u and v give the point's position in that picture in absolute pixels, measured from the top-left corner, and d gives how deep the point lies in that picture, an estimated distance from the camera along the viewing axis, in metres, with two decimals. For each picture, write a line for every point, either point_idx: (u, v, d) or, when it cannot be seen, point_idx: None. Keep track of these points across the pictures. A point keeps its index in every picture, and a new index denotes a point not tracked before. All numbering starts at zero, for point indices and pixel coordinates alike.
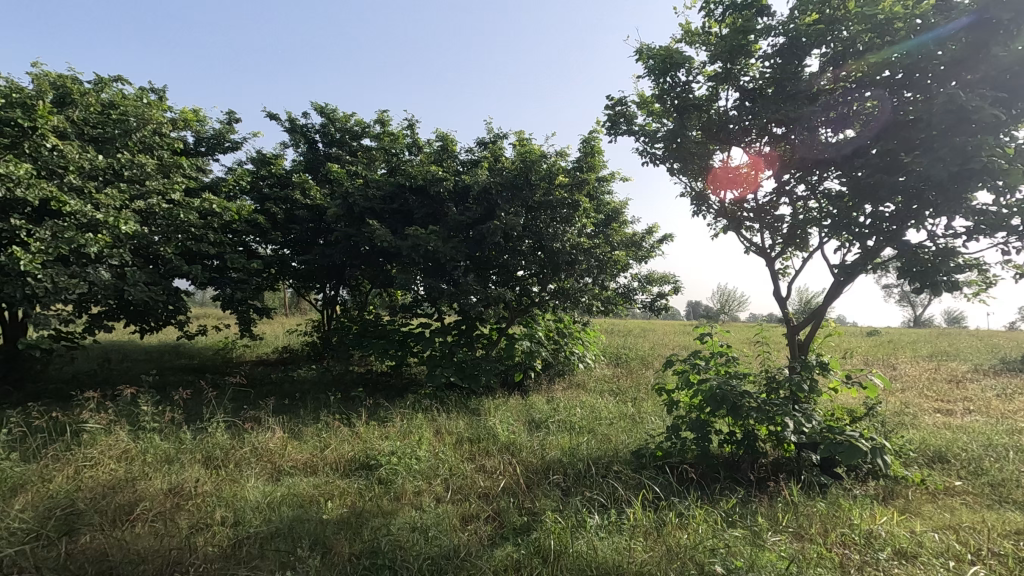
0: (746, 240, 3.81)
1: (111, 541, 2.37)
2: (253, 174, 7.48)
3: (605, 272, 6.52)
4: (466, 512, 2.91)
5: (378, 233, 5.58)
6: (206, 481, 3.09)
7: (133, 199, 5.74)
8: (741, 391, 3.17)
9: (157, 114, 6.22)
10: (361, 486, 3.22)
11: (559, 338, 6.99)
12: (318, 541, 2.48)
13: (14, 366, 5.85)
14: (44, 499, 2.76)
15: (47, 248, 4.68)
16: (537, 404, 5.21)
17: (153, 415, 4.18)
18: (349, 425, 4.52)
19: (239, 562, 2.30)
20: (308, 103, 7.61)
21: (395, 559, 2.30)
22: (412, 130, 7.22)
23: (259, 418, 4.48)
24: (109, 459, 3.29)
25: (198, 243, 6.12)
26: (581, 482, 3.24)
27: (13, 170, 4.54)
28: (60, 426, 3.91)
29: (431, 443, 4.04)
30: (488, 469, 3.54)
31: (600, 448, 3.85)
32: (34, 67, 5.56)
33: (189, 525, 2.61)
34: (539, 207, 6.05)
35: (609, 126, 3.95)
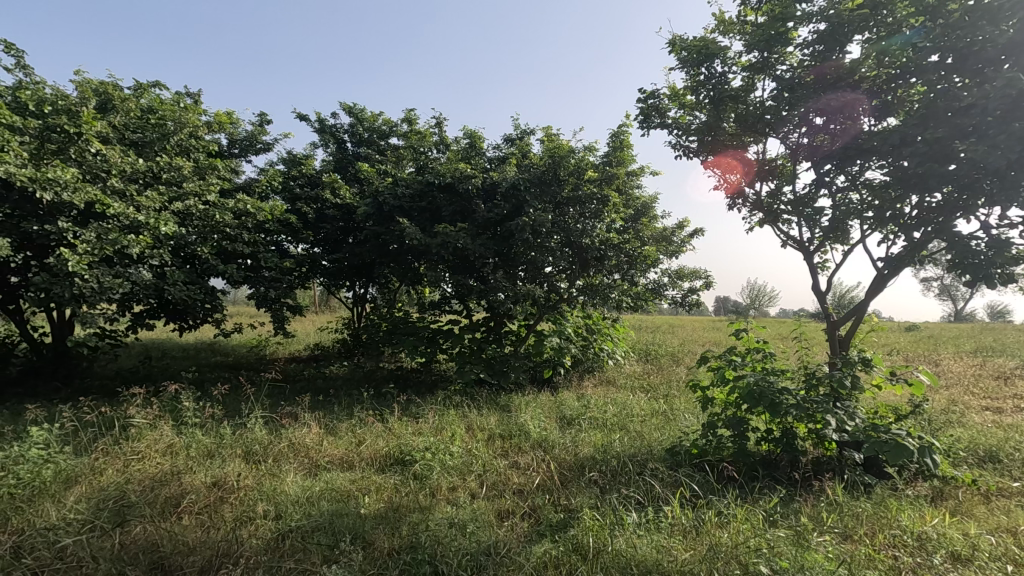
0: (783, 234, 3.71)
1: (161, 531, 2.45)
2: (284, 174, 7.63)
3: (634, 267, 6.45)
4: (502, 509, 2.92)
5: (407, 231, 5.62)
6: (247, 475, 3.16)
7: (171, 200, 5.92)
8: (779, 387, 3.10)
9: (194, 117, 6.39)
10: (396, 481, 3.26)
11: (588, 334, 6.93)
12: (358, 535, 2.52)
13: (62, 364, 6.09)
14: (96, 491, 2.86)
15: (92, 249, 4.86)
16: (568, 401, 5.18)
17: (194, 410, 4.30)
18: (382, 420, 4.58)
19: (283, 555, 2.35)
20: (337, 104, 7.72)
21: (434, 554, 2.32)
22: (439, 128, 7.27)
23: (295, 414, 4.56)
24: (155, 454, 3.39)
25: (233, 244, 6.27)
26: (615, 480, 3.22)
27: (60, 174, 4.71)
28: (108, 421, 4.06)
29: (463, 440, 4.06)
30: (522, 466, 3.54)
31: (633, 445, 3.82)
32: (78, 76, 5.77)
33: (234, 518, 2.68)
34: (568, 203, 6.02)
35: (641, 120, 3.89)
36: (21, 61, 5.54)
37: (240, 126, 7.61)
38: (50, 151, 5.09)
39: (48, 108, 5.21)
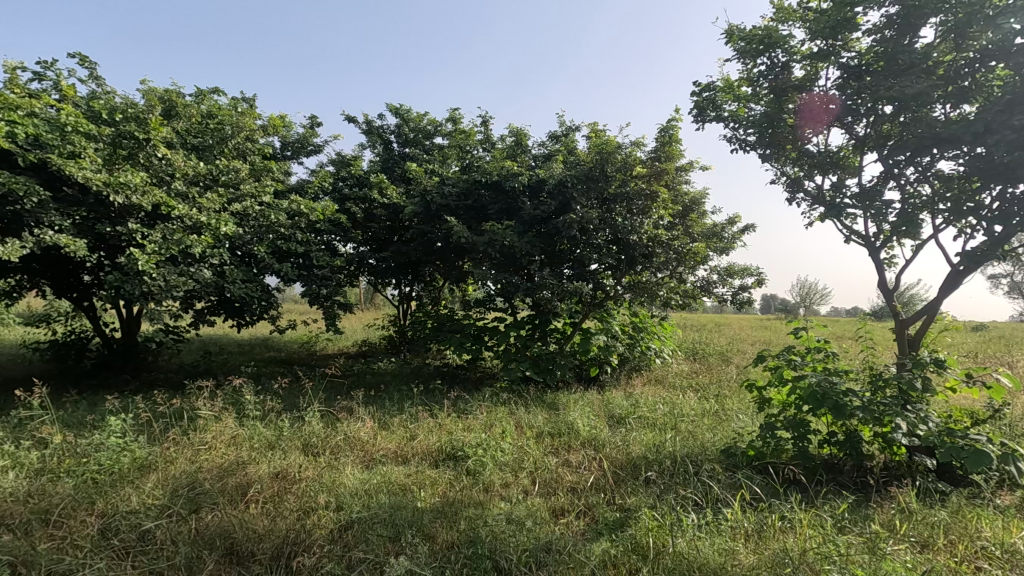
0: (846, 229, 3.53)
1: (232, 518, 2.56)
2: (334, 175, 7.83)
3: (683, 265, 6.29)
4: (557, 507, 2.92)
5: (456, 230, 5.67)
6: (308, 467, 3.27)
7: (230, 202, 6.19)
8: (844, 389, 2.97)
9: (250, 121, 6.63)
10: (450, 476, 3.29)
11: (634, 333, 6.81)
12: (418, 528, 2.57)
13: (131, 357, 6.44)
14: (170, 478, 3.02)
15: (159, 249, 5.13)
16: (617, 400, 5.13)
17: (255, 403, 4.46)
18: (432, 416, 4.65)
19: (348, 545, 2.41)
20: (384, 105, 7.89)
21: (494, 549, 2.34)
22: (484, 127, 7.32)
23: (349, 408, 4.68)
24: (220, 445, 3.54)
25: (287, 243, 6.50)
26: (671, 480, 3.17)
27: (131, 179, 4.98)
28: (177, 412, 4.27)
29: (513, 437, 4.07)
30: (574, 464, 3.53)
31: (687, 446, 3.73)
32: (145, 84, 6.07)
33: (299, 509, 2.78)
34: (615, 199, 5.92)
35: (695, 113, 3.80)
36: (94, 72, 5.88)
37: (292, 129, 7.86)
38: (122, 156, 5.38)
39: (119, 116, 5.50)
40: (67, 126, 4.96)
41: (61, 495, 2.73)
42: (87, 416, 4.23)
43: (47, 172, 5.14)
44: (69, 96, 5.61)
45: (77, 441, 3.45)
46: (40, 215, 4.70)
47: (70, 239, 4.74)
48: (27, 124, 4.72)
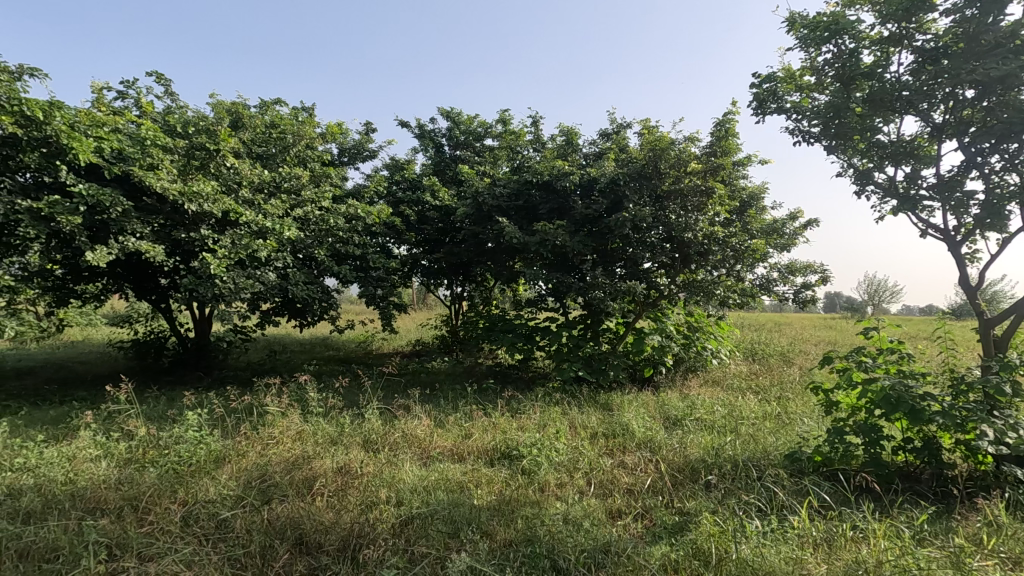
0: (922, 222, 3.31)
1: (300, 510, 2.68)
2: (388, 179, 8.05)
3: (741, 262, 6.09)
4: (613, 508, 2.89)
5: (507, 230, 5.70)
6: (369, 463, 3.39)
7: (292, 207, 6.47)
8: (921, 392, 2.79)
9: (309, 130, 6.91)
10: (506, 475, 3.32)
11: (689, 333, 6.63)
12: (476, 525, 2.61)
13: (204, 356, 6.85)
14: (242, 470, 3.20)
15: (230, 253, 5.43)
16: (672, 401, 5.02)
17: (318, 401, 4.65)
18: (486, 415, 4.70)
19: (409, 540, 2.48)
20: (436, 110, 8.04)
21: (552, 549, 2.35)
22: (534, 127, 7.33)
23: (406, 406, 4.80)
24: (287, 439, 3.71)
25: (345, 246, 6.74)
26: (733, 484, 3.08)
27: (202, 188, 5.30)
28: (246, 408, 4.51)
29: (567, 437, 4.06)
30: (629, 466, 3.49)
31: (748, 449, 3.61)
32: (214, 98, 6.45)
33: (361, 503, 2.88)
34: (668, 196, 5.79)
35: (754, 106, 3.66)
36: (169, 89, 6.29)
37: (348, 136, 8.13)
38: (195, 167, 5.73)
39: (192, 129, 5.87)
40: (147, 140, 5.33)
41: (147, 483, 2.95)
42: (167, 410, 4.53)
43: (129, 183, 5.54)
44: (147, 111, 6.03)
45: (159, 433, 3.71)
46: (124, 224, 5.08)
47: (150, 245, 5.10)
48: (112, 140, 5.11)
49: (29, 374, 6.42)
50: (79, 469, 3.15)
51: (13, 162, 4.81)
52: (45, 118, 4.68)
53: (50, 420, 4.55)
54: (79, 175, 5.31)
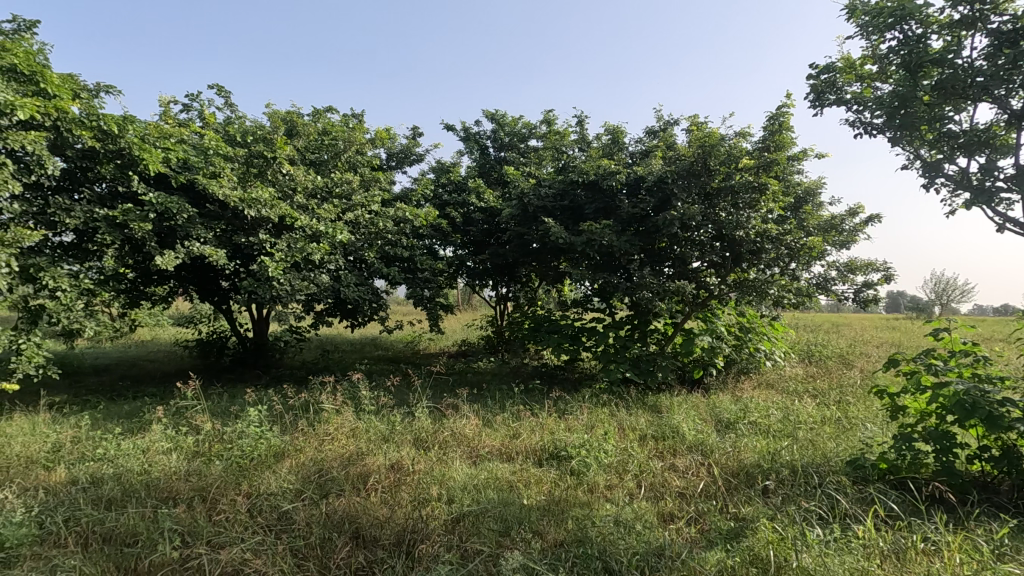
0: (999, 215, 3.09)
1: (357, 505, 2.76)
2: (434, 182, 8.19)
3: (796, 260, 5.87)
4: (666, 512, 2.85)
5: (553, 231, 5.70)
6: (420, 460, 3.45)
7: (343, 212, 6.68)
8: (999, 398, 2.60)
9: (359, 136, 7.12)
10: (555, 475, 3.32)
11: (742, 334, 6.42)
12: (527, 525, 2.62)
13: (262, 354, 7.16)
14: (301, 465, 3.33)
15: (286, 256, 5.66)
16: (724, 404, 4.88)
17: (370, 399, 4.78)
18: (533, 415, 4.71)
19: (462, 536, 2.52)
20: (481, 112, 8.12)
21: (604, 551, 2.34)
22: (578, 127, 7.30)
23: (455, 405, 4.87)
24: (342, 436, 3.83)
25: (394, 248, 6.90)
26: (792, 490, 2.98)
27: (261, 195, 5.54)
28: (303, 405, 4.69)
29: (616, 439, 4.02)
30: (680, 469, 3.42)
31: (807, 455, 3.47)
32: (270, 108, 6.74)
33: (414, 499, 2.94)
34: (718, 193, 5.64)
35: (811, 99, 3.52)
36: (229, 101, 6.62)
37: (396, 141, 8.32)
38: (253, 174, 6.00)
39: (251, 138, 6.16)
40: (210, 150, 5.62)
41: (214, 476, 3.11)
42: (230, 406, 4.76)
43: (194, 191, 5.85)
44: (210, 123, 6.36)
45: (224, 428, 3.90)
46: (190, 229, 5.37)
47: (213, 250, 5.37)
48: (179, 151, 5.43)
49: (105, 372, 6.89)
50: (153, 460, 3.35)
51: (91, 174, 5.16)
52: (119, 132, 5.02)
53: (125, 414, 4.87)
54: (149, 184, 5.66)
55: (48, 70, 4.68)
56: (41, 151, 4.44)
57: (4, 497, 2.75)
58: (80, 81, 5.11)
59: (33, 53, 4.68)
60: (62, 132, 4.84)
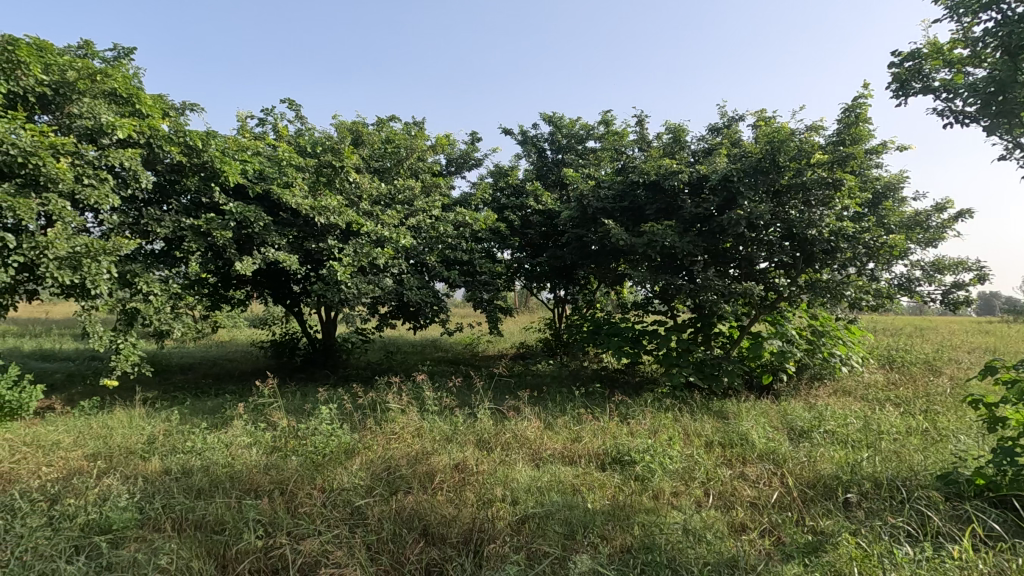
0: None
1: (424, 503, 2.84)
2: (493, 186, 8.28)
3: (875, 260, 5.51)
4: (737, 522, 2.75)
5: (613, 232, 5.63)
6: (483, 461, 3.51)
7: (406, 217, 6.89)
8: None
9: (421, 143, 7.31)
10: (619, 480, 3.28)
11: (814, 338, 5.96)
12: (592, 529, 2.61)
13: (330, 355, 7.49)
14: (370, 462, 3.46)
15: (353, 261, 5.90)
16: (797, 411, 4.66)
17: (433, 399, 4.90)
18: (595, 418, 4.67)
19: (527, 538, 2.54)
20: (539, 115, 8.15)
21: (673, 560, 2.29)
22: (638, 127, 7.19)
23: (516, 407, 4.90)
24: (407, 435, 3.95)
25: (454, 252, 7.04)
26: (877, 504, 2.81)
27: (330, 203, 5.80)
28: (370, 403, 4.87)
29: (681, 445, 3.92)
30: (751, 478, 3.30)
31: (891, 467, 3.26)
32: (337, 119, 7.04)
33: (478, 500, 2.98)
34: (788, 189, 5.39)
35: (894, 88, 3.31)
36: (300, 113, 6.97)
37: (455, 146, 8.49)
38: (323, 183, 6.29)
39: (320, 148, 6.46)
40: (283, 161, 5.94)
41: (291, 470, 3.28)
42: (303, 404, 5.00)
43: (268, 200, 6.20)
44: (283, 135, 6.72)
45: (298, 424, 4.11)
46: (265, 237, 5.69)
47: (287, 255, 5.67)
48: (256, 163, 5.76)
49: (191, 370, 7.40)
50: (236, 454, 3.58)
51: (178, 186, 5.57)
52: (203, 147, 5.39)
53: (209, 410, 5.22)
54: (229, 195, 6.04)
55: (142, 93, 5.10)
56: (136, 166, 4.83)
57: (108, 484, 3.01)
58: (168, 101, 5.53)
59: (129, 77, 5.11)
60: (154, 148, 5.26)
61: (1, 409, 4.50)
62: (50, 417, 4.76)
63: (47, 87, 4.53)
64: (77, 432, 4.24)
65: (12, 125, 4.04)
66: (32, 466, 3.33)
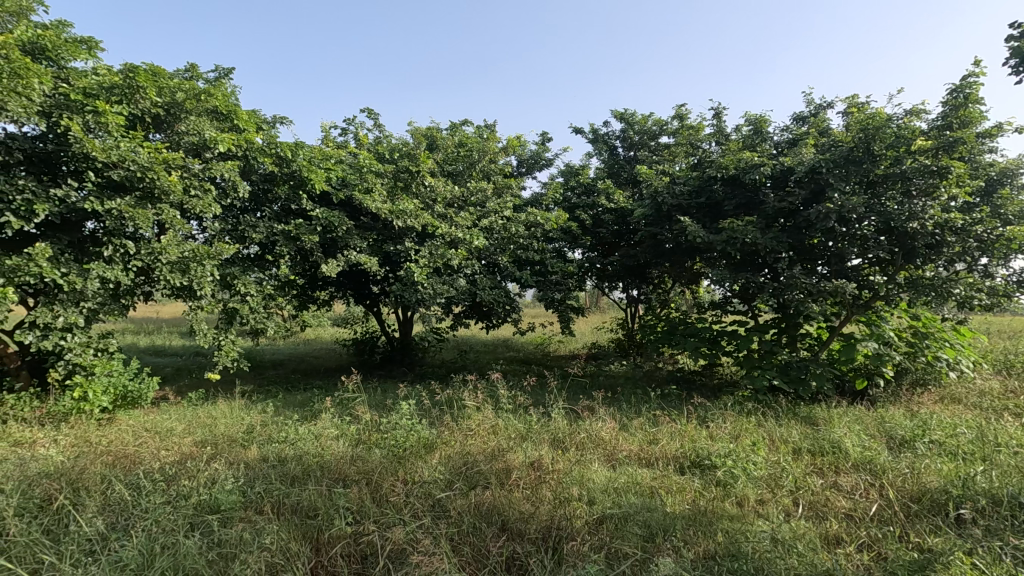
0: None
1: (502, 499, 2.89)
2: (563, 186, 8.26)
3: (990, 255, 4.99)
4: (831, 534, 2.59)
5: (689, 230, 5.46)
6: (559, 461, 3.51)
7: (479, 219, 7.02)
8: None
9: (493, 145, 7.41)
10: (699, 484, 3.18)
11: (916, 339, 5.51)
12: (673, 533, 2.55)
13: (407, 353, 7.76)
14: (449, 457, 3.55)
15: (429, 262, 6.09)
16: (897, 419, 4.31)
17: (507, 397, 4.95)
18: (672, 420, 4.55)
19: (606, 539, 2.52)
20: (610, 112, 8.04)
21: (761, 570, 2.20)
22: (715, 120, 6.92)
23: (590, 407, 4.86)
24: (483, 432, 4.03)
25: (526, 252, 7.09)
26: (996, 523, 2.55)
27: (407, 207, 6.02)
28: (447, 400, 5.00)
29: (766, 450, 3.73)
30: (845, 489, 3.10)
31: (1012, 483, 2.94)
32: (413, 125, 7.29)
33: (555, 497, 2.99)
34: (884, 180, 5.00)
35: (1013, 64, 3.02)
36: (378, 121, 7.28)
37: (526, 147, 8.54)
38: (400, 187, 6.54)
39: (397, 154, 6.71)
40: (364, 168, 6.22)
41: (375, 462, 3.44)
42: (384, 400, 5.22)
43: (351, 206, 6.53)
44: (363, 143, 7.05)
45: (380, 420, 4.30)
46: (348, 240, 5.99)
47: (367, 257, 5.95)
48: (339, 171, 6.08)
49: (281, 366, 7.92)
50: (325, 446, 3.80)
51: (270, 195, 5.98)
52: (292, 157, 5.76)
53: (299, 403, 5.56)
54: (315, 202, 6.42)
55: (239, 109, 5.52)
56: (234, 177, 5.25)
57: (215, 468, 3.29)
58: (262, 116, 5.96)
59: (228, 95, 5.53)
60: (250, 160, 5.68)
61: (125, 398, 5.01)
62: (164, 407, 5.26)
63: (161, 108, 5.00)
64: (187, 420, 4.66)
65: (133, 144, 4.49)
66: (152, 449, 3.70)
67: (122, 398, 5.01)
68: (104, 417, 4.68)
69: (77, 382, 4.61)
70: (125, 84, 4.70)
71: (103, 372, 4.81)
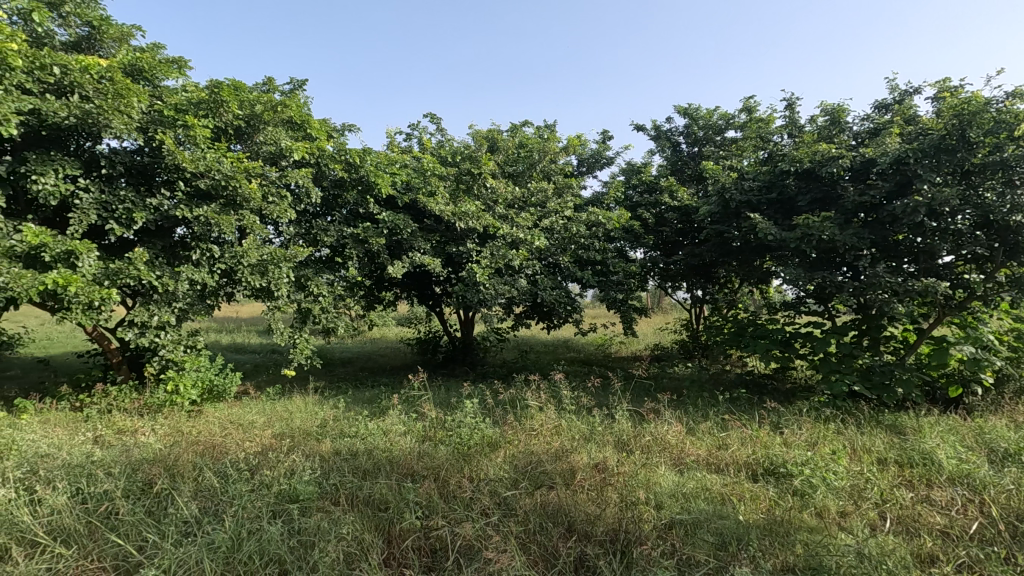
0: None
1: (567, 500, 2.88)
2: (625, 184, 8.13)
3: None
4: (924, 552, 2.41)
5: (760, 226, 5.22)
6: (625, 463, 3.46)
7: (540, 219, 7.02)
8: None
9: (553, 145, 7.39)
10: (774, 493, 3.05)
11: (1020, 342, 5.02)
12: (747, 542, 2.45)
13: (469, 352, 7.88)
14: (513, 456, 3.58)
15: (491, 263, 6.16)
16: (999, 429, 3.95)
17: (569, 398, 4.93)
18: (743, 425, 4.37)
19: (676, 545, 2.46)
20: (673, 108, 7.83)
21: None
22: (786, 111, 6.59)
23: (655, 409, 4.76)
24: (546, 432, 4.03)
25: (587, 252, 7.03)
26: None
27: (469, 208, 6.12)
28: (509, 400, 5.03)
29: (847, 459, 3.52)
30: (939, 503, 2.87)
31: None
32: (474, 128, 7.40)
33: (621, 500, 2.95)
34: (982, 169, 4.59)
35: None
36: (440, 125, 7.44)
37: (586, 147, 8.47)
38: (462, 190, 6.65)
39: (459, 157, 6.84)
40: (428, 171, 6.38)
41: (441, 459, 3.52)
42: (448, 398, 5.33)
43: (415, 208, 6.71)
44: (427, 147, 7.22)
45: (445, 418, 4.38)
46: (413, 242, 6.16)
47: (431, 258, 6.09)
48: (404, 174, 6.26)
49: (350, 364, 8.24)
50: (394, 442, 3.92)
51: (340, 199, 6.24)
52: (359, 163, 5.98)
53: (367, 400, 5.77)
54: (382, 205, 6.64)
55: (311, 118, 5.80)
56: (308, 183, 5.51)
57: (294, 459, 3.47)
58: (332, 124, 6.22)
59: (302, 105, 5.82)
60: (322, 167, 5.95)
61: (211, 391, 5.39)
62: (245, 400, 5.60)
63: (242, 120, 5.33)
64: (267, 414, 4.94)
65: (218, 155, 4.81)
66: (237, 441, 3.95)
67: (209, 391, 5.38)
68: (193, 408, 5.04)
69: (170, 376, 5.00)
70: (211, 99, 5.04)
71: (192, 367, 5.18)
